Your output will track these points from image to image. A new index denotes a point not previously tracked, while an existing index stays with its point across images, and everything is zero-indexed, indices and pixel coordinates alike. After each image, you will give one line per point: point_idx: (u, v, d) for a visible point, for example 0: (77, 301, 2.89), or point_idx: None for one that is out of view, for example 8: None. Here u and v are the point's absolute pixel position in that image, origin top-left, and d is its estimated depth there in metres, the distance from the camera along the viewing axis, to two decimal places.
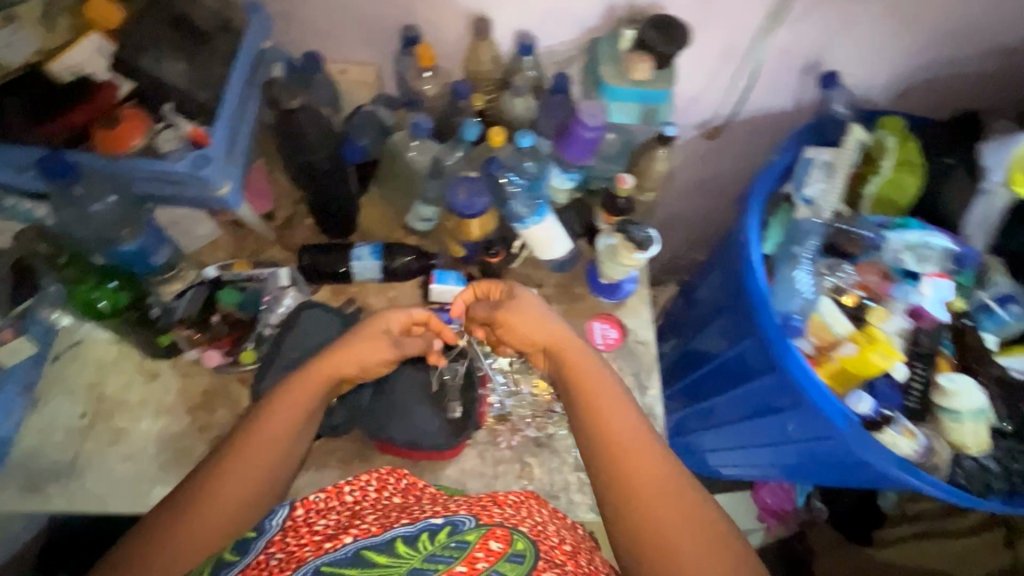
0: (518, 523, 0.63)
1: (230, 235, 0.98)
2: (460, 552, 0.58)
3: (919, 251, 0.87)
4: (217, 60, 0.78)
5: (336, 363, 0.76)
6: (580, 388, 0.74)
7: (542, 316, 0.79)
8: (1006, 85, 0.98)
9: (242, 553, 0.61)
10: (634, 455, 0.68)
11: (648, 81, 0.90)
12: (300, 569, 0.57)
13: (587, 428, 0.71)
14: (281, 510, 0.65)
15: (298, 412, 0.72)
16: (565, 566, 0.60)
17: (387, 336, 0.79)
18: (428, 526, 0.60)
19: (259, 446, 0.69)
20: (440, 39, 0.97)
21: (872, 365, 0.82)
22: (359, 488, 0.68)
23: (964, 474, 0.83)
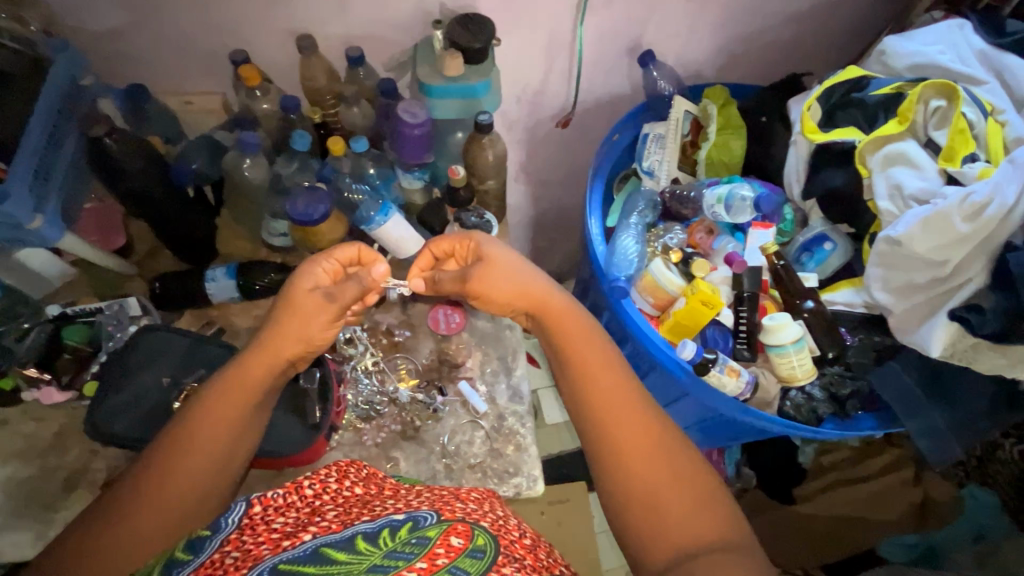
0: (479, 518, 0.56)
1: (85, 275, 1.01)
2: (421, 548, 0.50)
3: (729, 202, 0.92)
4: (20, 99, 0.79)
5: (285, 343, 0.73)
6: (564, 346, 0.71)
7: (519, 272, 0.76)
8: (797, 49, 1.17)
9: (195, 553, 0.53)
10: (622, 408, 0.65)
11: (464, 76, 0.94)
12: (255, 568, 0.48)
13: (573, 385, 0.68)
14: (239, 507, 0.57)
15: (240, 403, 0.68)
16: (525, 561, 0.53)
17: (314, 294, 0.75)
18: (388, 522, 0.53)
19: (211, 430, 0.66)
20: (272, 60, 1.00)
21: (700, 313, 0.86)
22: (320, 483, 0.62)
23: (791, 405, 0.87)
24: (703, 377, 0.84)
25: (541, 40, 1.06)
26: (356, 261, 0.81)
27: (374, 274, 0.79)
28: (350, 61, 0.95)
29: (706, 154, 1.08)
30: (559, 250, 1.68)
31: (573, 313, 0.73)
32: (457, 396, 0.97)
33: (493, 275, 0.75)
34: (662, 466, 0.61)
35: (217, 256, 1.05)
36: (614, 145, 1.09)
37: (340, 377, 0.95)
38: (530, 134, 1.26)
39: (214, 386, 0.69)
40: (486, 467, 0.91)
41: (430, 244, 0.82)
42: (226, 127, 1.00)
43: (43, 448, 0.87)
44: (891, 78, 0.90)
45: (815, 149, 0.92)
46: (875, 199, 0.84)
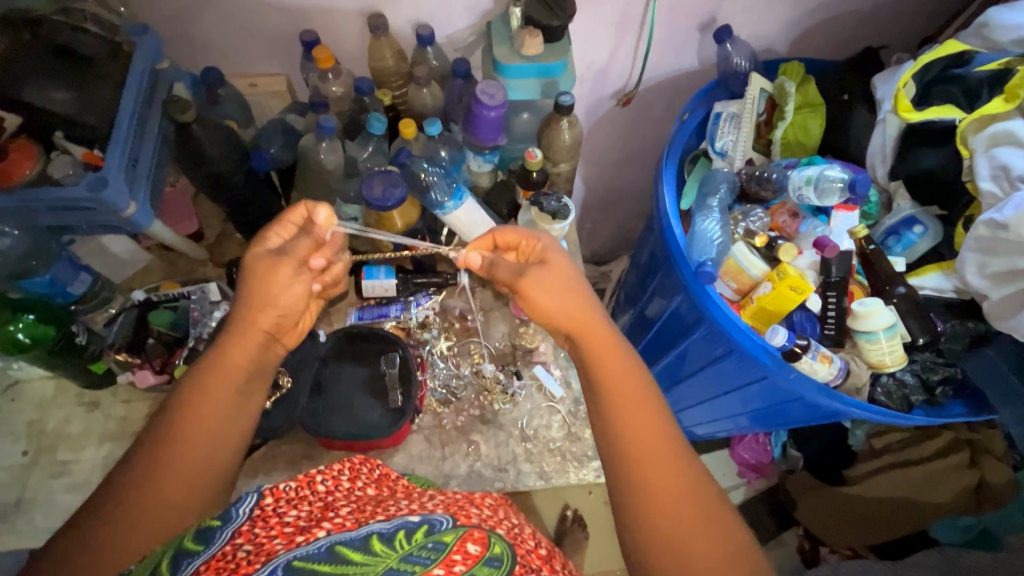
0: (495, 526, 0.55)
1: (161, 259, 1.01)
2: (438, 554, 0.48)
3: (819, 184, 0.89)
4: (107, 85, 0.78)
5: (247, 327, 0.65)
6: (606, 374, 0.65)
7: (570, 286, 0.69)
8: (874, 24, 1.13)
9: (203, 543, 0.50)
10: (659, 452, 0.61)
11: (542, 56, 0.92)
12: (269, 564, 0.46)
13: (610, 417, 0.63)
14: (251, 498, 0.55)
15: (223, 389, 0.63)
16: (543, 571, 0.54)
17: (267, 255, 0.68)
18: (404, 524, 0.50)
19: (194, 429, 0.60)
20: (341, 40, 0.98)
21: (787, 299, 0.84)
22: (332, 480, 0.61)
23: (883, 391, 0.86)
24: (792, 364, 0.83)
25: (613, 16, 1.03)
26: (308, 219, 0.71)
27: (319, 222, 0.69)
28: (423, 41, 0.93)
29: (782, 134, 1.05)
30: (606, 231, 1.66)
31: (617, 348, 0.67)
32: (533, 379, 0.97)
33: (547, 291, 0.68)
34: (694, 522, 0.59)
35: None
36: (685, 124, 1.06)
37: (419, 361, 0.96)
38: (590, 113, 1.24)
39: (197, 377, 0.63)
40: (566, 451, 0.92)
41: (494, 230, 0.77)
42: (295, 110, 0.99)
43: (134, 429, 0.90)
44: (993, 52, 0.85)
45: (907, 128, 0.89)
46: (976, 179, 0.81)
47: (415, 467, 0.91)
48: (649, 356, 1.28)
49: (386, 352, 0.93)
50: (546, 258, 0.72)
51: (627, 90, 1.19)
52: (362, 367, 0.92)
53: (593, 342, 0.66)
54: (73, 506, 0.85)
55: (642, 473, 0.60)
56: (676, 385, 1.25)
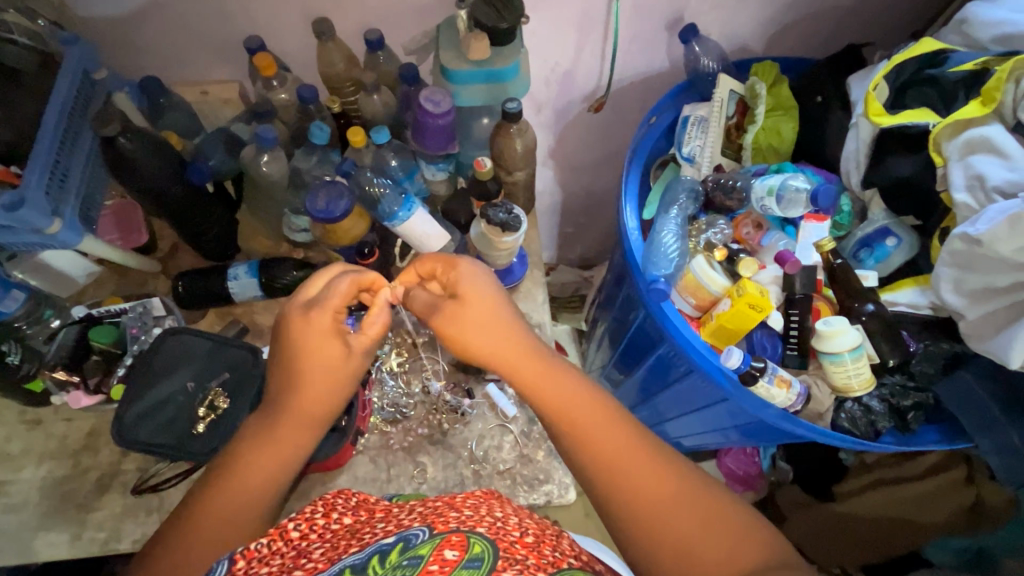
0: (475, 524, 0.49)
1: (110, 271, 1.00)
2: (414, 568, 0.45)
3: (782, 194, 0.84)
4: (32, 98, 0.76)
5: (309, 402, 0.68)
6: (548, 406, 0.65)
7: (492, 314, 0.70)
8: (856, 20, 1.06)
9: None
10: (628, 466, 0.61)
11: (490, 60, 0.88)
12: None
13: (569, 449, 0.64)
14: (222, 565, 0.54)
15: (277, 461, 0.68)
16: (527, 561, 0.47)
17: (333, 334, 0.69)
18: (378, 549, 0.48)
19: (244, 485, 0.66)
20: (288, 46, 0.95)
21: (747, 317, 0.79)
22: (306, 522, 0.57)
23: (847, 417, 0.79)
24: (750, 388, 0.78)
25: (572, 16, 0.98)
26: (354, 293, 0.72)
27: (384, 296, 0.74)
28: (372, 46, 0.90)
29: (752, 139, 1.00)
30: (589, 235, 1.61)
31: (558, 372, 0.67)
32: (485, 398, 0.94)
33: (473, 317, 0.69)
34: (694, 521, 0.58)
35: (240, 252, 1.03)
36: (651, 128, 1.02)
37: (366, 379, 0.92)
38: (560, 117, 1.19)
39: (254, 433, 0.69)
40: (516, 474, 0.89)
41: (415, 263, 0.77)
42: (243, 119, 0.96)
43: (75, 448, 0.88)
44: (973, 51, 0.79)
45: (880, 132, 0.82)
46: (950, 190, 0.75)
47: (358, 489, 0.88)
48: (629, 363, 1.25)
49: None
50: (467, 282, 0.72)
51: (598, 96, 1.14)
52: None
53: (523, 371, 0.67)
54: (9, 527, 0.83)
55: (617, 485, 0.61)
56: (659, 392, 1.20)
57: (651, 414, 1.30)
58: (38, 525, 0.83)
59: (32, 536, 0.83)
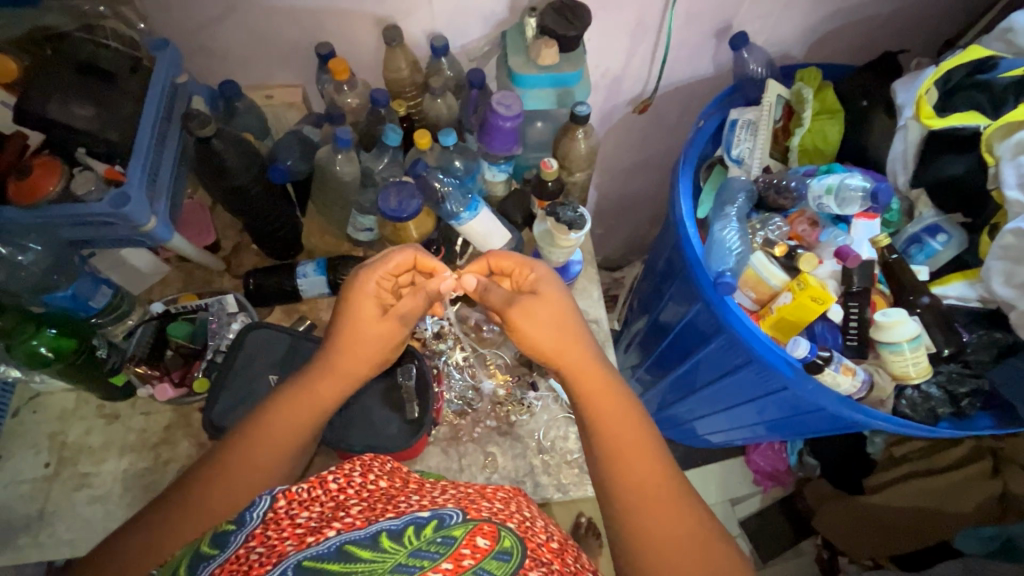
0: (507, 518, 0.54)
1: (178, 270, 1.02)
2: (447, 548, 0.47)
3: (840, 192, 0.89)
4: (127, 100, 0.79)
5: (346, 365, 0.74)
6: (598, 416, 0.70)
7: (561, 322, 0.75)
8: (890, 29, 1.12)
9: (221, 547, 0.51)
10: (647, 494, 0.65)
11: (558, 65, 0.92)
12: (280, 565, 0.46)
13: (602, 461, 0.68)
14: (264, 500, 0.54)
15: (310, 412, 0.73)
16: (552, 566, 0.52)
17: (375, 307, 0.75)
18: (413, 520, 0.50)
19: (260, 454, 0.69)
20: (356, 51, 0.98)
21: (810, 309, 0.83)
22: (344, 477, 0.57)
23: (908, 403, 0.85)
24: (814, 375, 0.82)
25: (627, 24, 1.02)
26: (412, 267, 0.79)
27: (434, 286, 0.78)
28: (437, 52, 0.94)
29: (799, 141, 1.04)
30: (618, 237, 1.65)
31: (612, 392, 0.72)
32: (549, 390, 0.97)
33: (531, 327, 0.74)
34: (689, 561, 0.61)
35: (303, 251, 1.05)
36: (701, 131, 1.06)
37: (435, 373, 0.95)
38: (604, 120, 1.23)
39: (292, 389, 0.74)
40: (584, 463, 0.92)
41: (490, 254, 0.81)
42: (311, 121, 1.00)
43: (154, 441, 0.90)
44: (1017, 57, 0.84)
45: (928, 134, 0.87)
46: (1002, 187, 0.79)
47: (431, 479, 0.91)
48: (665, 364, 1.28)
49: (403, 362, 0.92)
50: (548, 288, 0.77)
51: (644, 96, 1.18)
52: (379, 379, 0.91)
53: (582, 378, 0.72)
54: (95, 519, 0.85)
55: (633, 508, 0.65)
56: (693, 393, 1.24)
57: (685, 411, 1.34)
58: (122, 515, 0.86)
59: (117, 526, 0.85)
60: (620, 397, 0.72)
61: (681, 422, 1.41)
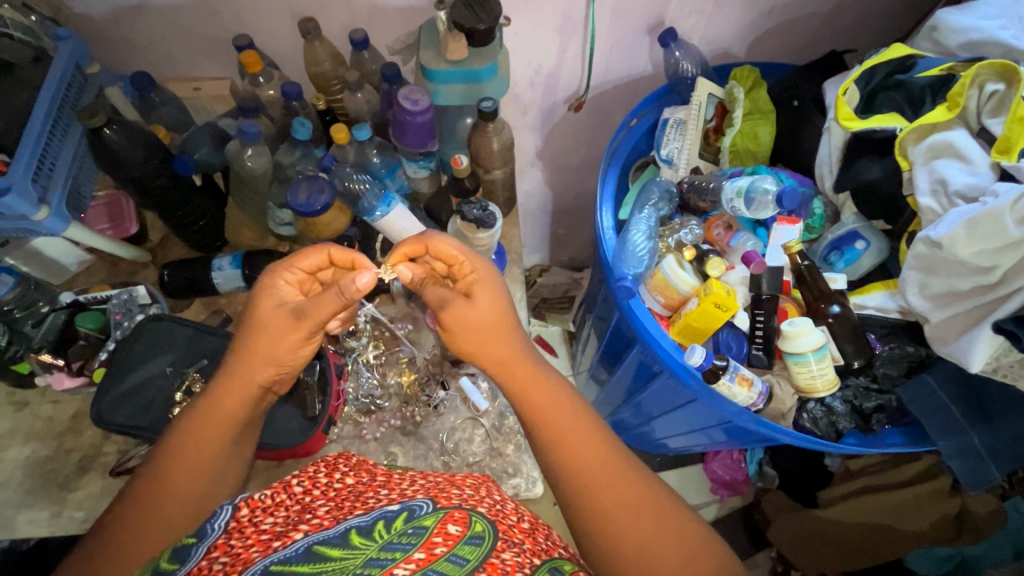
0: (476, 505, 0.55)
1: (103, 260, 1.03)
2: (419, 538, 0.48)
3: (750, 195, 0.85)
4: (22, 90, 0.79)
5: (263, 362, 0.72)
6: (533, 413, 0.69)
7: (489, 316, 0.72)
8: (839, 26, 1.07)
9: (180, 561, 0.50)
10: (600, 472, 0.65)
11: (467, 60, 0.90)
12: (247, 571, 0.46)
13: (544, 453, 0.67)
14: (225, 511, 0.54)
15: (220, 427, 0.71)
16: (524, 545, 0.53)
17: (281, 309, 0.73)
18: (383, 514, 0.51)
19: (191, 457, 0.69)
20: (276, 44, 0.98)
21: (712, 316, 0.80)
22: (308, 480, 0.60)
23: (809, 417, 0.80)
24: (713, 386, 0.78)
25: (555, 19, 0.99)
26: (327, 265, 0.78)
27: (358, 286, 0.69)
28: (355, 45, 0.92)
29: (731, 142, 1.01)
30: (579, 236, 1.62)
31: (548, 382, 0.70)
32: (458, 391, 0.96)
33: (469, 321, 0.71)
34: (650, 525, 0.63)
35: (227, 244, 1.05)
36: (631, 131, 1.03)
37: (342, 370, 0.94)
38: (545, 118, 1.21)
39: (197, 405, 0.71)
40: (486, 467, 0.90)
41: (425, 238, 0.77)
42: (231, 114, 0.99)
43: (60, 430, 0.91)
44: (942, 57, 0.79)
45: (851, 137, 0.83)
46: (915, 194, 0.75)
47: None
48: (613, 367, 1.26)
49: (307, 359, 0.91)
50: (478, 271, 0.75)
51: (580, 94, 1.15)
52: None
53: (513, 371, 0.71)
54: None
55: (585, 493, 0.64)
56: (638, 396, 1.22)
57: (633, 415, 1.32)
58: (19, 503, 0.86)
59: (12, 514, 0.85)
60: (560, 386, 0.71)
61: (631, 427, 1.39)
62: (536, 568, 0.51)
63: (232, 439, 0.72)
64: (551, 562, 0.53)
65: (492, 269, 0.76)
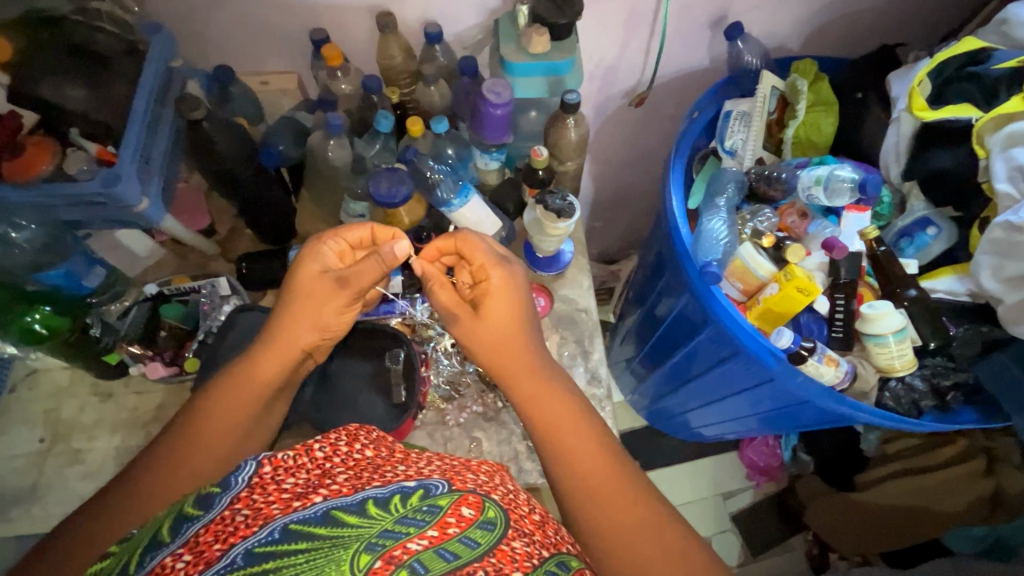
0: (491, 490, 0.52)
1: (174, 253, 1.04)
2: (433, 517, 0.46)
3: (829, 183, 0.89)
4: (121, 83, 0.80)
5: (304, 331, 0.76)
6: (541, 426, 0.71)
7: (501, 326, 0.75)
8: (890, 20, 1.10)
9: (205, 509, 0.47)
10: (600, 488, 0.66)
11: (548, 53, 0.92)
12: (264, 528, 0.43)
13: (549, 463, 0.69)
14: (249, 465, 0.50)
15: (245, 400, 0.72)
16: (534, 536, 0.50)
17: (325, 277, 0.76)
18: (399, 488, 0.48)
19: (212, 430, 0.70)
20: (350, 38, 0.99)
21: (795, 300, 0.83)
22: (330, 446, 0.54)
23: (891, 396, 0.86)
24: (798, 366, 0.83)
25: (622, 14, 1.02)
26: (370, 241, 0.80)
27: (390, 250, 0.73)
28: (431, 39, 0.94)
29: (793, 134, 1.04)
30: (616, 228, 1.64)
31: (556, 395, 0.73)
32: None
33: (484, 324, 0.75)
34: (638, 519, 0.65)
35: (297, 236, 1.06)
36: (694, 123, 1.05)
37: (423, 358, 0.96)
38: (599, 112, 1.23)
39: (230, 372, 0.74)
40: None
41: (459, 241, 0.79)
42: (304, 108, 1.00)
43: (146, 419, 0.92)
44: (1012, 50, 0.83)
45: (921, 127, 0.87)
46: (992, 180, 0.79)
47: None
48: (657, 356, 1.27)
49: (392, 347, 0.93)
50: (496, 282, 0.76)
51: (639, 88, 1.18)
52: (368, 364, 0.93)
53: (523, 382, 0.73)
54: (87, 492, 0.87)
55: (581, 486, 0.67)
56: (683, 385, 1.24)
57: (677, 404, 1.34)
58: None
59: None
60: (567, 398, 0.73)
61: (674, 414, 1.41)
62: (543, 560, 0.48)
63: (253, 417, 0.73)
64: (558, 558, 0.50)
65: (518, 276, 0.78)
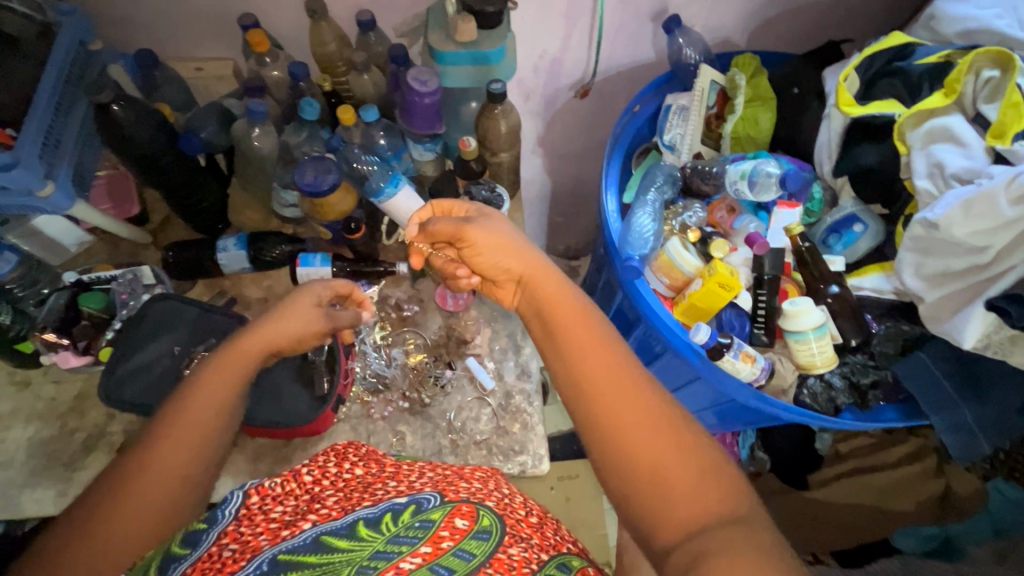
0: (485, 498, 0.55)
1: (104, 241, 1.02)
2: (425, 532, 0.50)
3: (754, 178, 0.88)
4: (28, 63, 0.78)
5: (275, 331, 0.72)
6: (555, 321, 0.62)
7: (511, 236, 0.68)
8: (835, 16, 1.09)
9: (191, 546, 0.52)
10: (618, 390, 0.56)
11: (476, 42, 0.90)
12: (254, 561, 0.48)
13: (561, 366, 0.59)
14: (235, 497, 0.56)
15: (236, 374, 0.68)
16: (532, 541, 0.52)
17: (317, 309, 0.76)
18: (391, 506, 0.52)
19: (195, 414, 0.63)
20: (281, 24, 0.97)
21: (718, 295, 0.82)
22: (319, 469, 0.60)
23: (808, 393, 0.84)
24: (717, 362, 0.81)
25: (561, 5, 1.00)
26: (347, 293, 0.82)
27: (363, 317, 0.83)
28: (360, 26, 0.92)
29: (732, 128, 1.03)
30: (576, 224, 1.62)
31: (568, 295, 0.64)
32: (465, 370, 0.96)
33: (487, 242, 0.68)
34: (665, 443, 0.52)
35: (230, 226, 1.04)
36: (634, 117, 1.04)
37: (349, 350, 0.95)
38: (547, 105, 1.21)
39: (168, 416, 0.63)
40: (492, 445, 0.91)
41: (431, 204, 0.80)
42: (235, 95, 0.99)
43: (63, 410, 0.90)
44: (939, 45, 0.82)
45: (850, 123, 0.86)
46: (913, 177, 0.78)
47: None
48: None
49: None
50: (493, 213, 0.73)
51: (585, 82, 1.17)
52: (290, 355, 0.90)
53: (541, 286, 0.65)
54: None
55: (596, 399, 0.56)
56: None
57: None
58: (26, 480, 0.86)
59: (19, 491, 0.86)
60: (581, 300, 0.63)
61: None
62: (544, 564, 0.51)
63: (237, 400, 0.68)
64: (559, 558, 0.52)
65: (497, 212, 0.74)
